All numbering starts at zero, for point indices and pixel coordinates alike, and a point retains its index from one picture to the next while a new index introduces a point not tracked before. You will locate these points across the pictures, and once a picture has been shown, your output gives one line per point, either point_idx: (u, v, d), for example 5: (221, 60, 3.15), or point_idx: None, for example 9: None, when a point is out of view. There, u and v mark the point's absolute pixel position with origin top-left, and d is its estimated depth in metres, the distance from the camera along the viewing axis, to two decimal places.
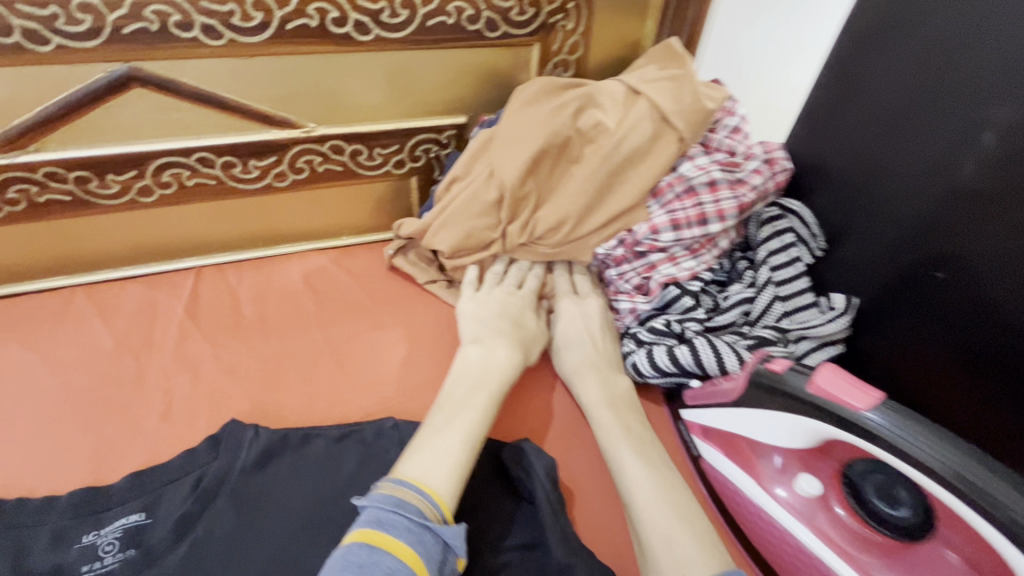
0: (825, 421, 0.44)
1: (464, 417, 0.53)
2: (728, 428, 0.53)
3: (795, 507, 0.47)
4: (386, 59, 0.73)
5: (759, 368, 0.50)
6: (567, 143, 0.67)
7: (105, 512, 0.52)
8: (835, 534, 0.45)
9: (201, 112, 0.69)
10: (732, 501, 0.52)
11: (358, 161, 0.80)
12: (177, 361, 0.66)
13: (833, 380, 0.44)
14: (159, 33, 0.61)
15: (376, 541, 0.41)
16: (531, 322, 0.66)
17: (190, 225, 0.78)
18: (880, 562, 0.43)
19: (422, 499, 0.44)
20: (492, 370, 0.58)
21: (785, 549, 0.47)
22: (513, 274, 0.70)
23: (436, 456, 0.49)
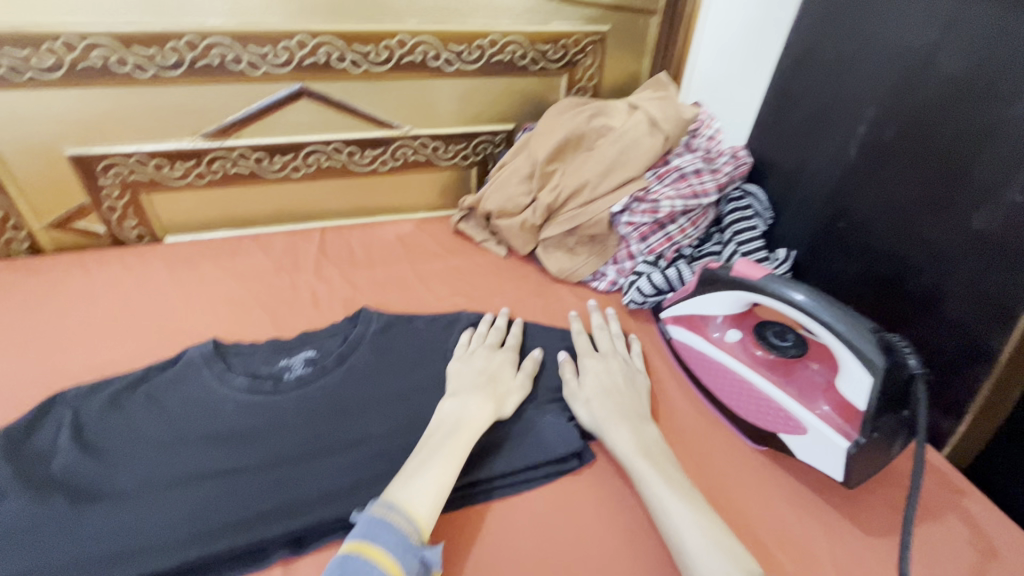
0: (742, 290, 0.70)
1: (443, 457, 0.61)
2: (686, 310, 0.79)
3: (725, 346, 0.73)
4: (463, 83, 1.06)
5: (704, 269, 0.76)
6: (583, 136, 0.97)
7: (289, 349, 0.80)
8: (749, 360, 0.71)
9: (340, 115, 1.03)
10: (689, 355, 0.78)
11: (436, 154, 1.13)
12: (316, 279, 0.98)
13: (748, 266, 0.70)
14: (324, 63, 0.97)
15: (369, 553, 0.51)
16: (507, 376, 0.76)
17: (319, 196, 1.11)
18: (775, 371, 0.69)
19: (408, 524, 0.54)
20: (467, 420, 0.67)
21: (720, 374, 0.73)
22: (494, 332, 0.83)
23: (426, 491, 0.57)
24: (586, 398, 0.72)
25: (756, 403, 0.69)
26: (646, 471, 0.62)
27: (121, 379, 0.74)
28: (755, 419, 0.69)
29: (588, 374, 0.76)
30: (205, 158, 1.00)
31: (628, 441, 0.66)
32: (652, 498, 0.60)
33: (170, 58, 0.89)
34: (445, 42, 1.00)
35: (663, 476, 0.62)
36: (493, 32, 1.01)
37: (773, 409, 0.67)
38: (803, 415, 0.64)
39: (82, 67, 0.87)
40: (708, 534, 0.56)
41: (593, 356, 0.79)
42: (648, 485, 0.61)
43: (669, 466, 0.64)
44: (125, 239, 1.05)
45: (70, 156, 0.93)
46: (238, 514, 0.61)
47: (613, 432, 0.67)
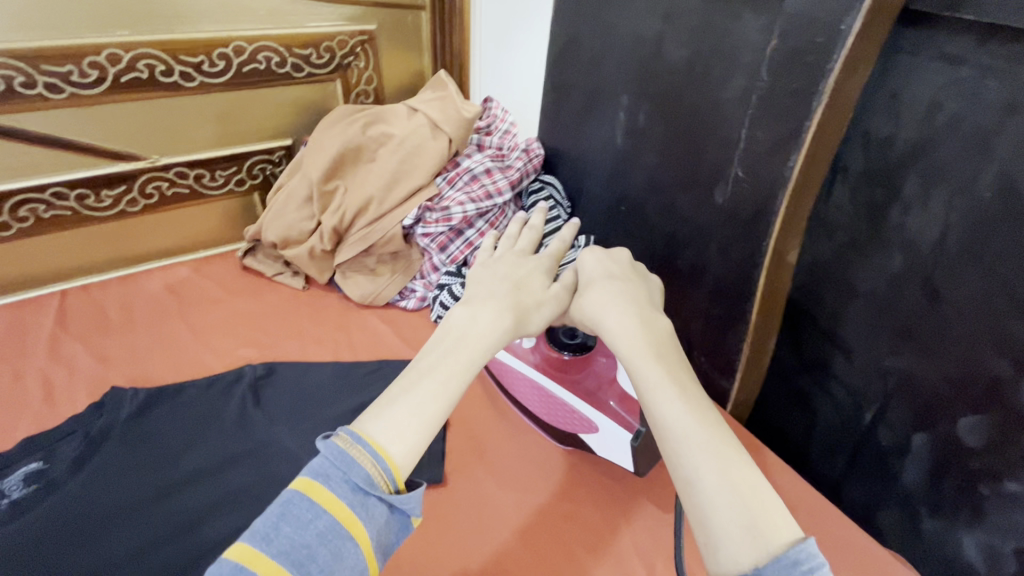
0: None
1: (434, 380, 0.47)
2: None
3: (522, 354, 0.71)
4: (214, 99, 0.91)
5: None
6: (361, 147, 0.89)
7: (3, 467, 0.63)
8: (545, 364, 0.69)
9: (52, 153, 0.83)
10: (494, 366, 0.75)
11: (202, 184, 0.97)
12: (52, 360, 0.78)
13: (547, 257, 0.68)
14: (6, 91, 0.77)
15: (319, 498, 0.39)
16: (538, 285, 0.60)
17: (50, 254, 0.89)
18: (569, 371, 0.68)
19: (376, 463, 0.41)
20: (478, 339, 0.51)
21: (522, 383, 0.71)
22: (526, 235, 0.68)
23: (401, 423, 0.43)
24: (582, 292, 0.59)
25: (556, 406, 0.68)
26: (655, 375, 0.49)
27: None
28: (557, 421, 0.69)
29: (589, 260, 0.62)
30: None
31: (633, 337, 0.53)
32: (654, 407, 0.48)
33: None
34: (174, 54, 0.85)
35: (674, 381, 0.49)
36: (235, 38, 0.89)
37: (569, 412, 0.67)
38: (592, 414, 0.64)
39: None
40: (714, 457, 0.43)
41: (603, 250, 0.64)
42: (650, 395, 0.49)
43: (686, 375, 0.51)
44: None
45: None
46: None
47: (610, 323, 0.55)
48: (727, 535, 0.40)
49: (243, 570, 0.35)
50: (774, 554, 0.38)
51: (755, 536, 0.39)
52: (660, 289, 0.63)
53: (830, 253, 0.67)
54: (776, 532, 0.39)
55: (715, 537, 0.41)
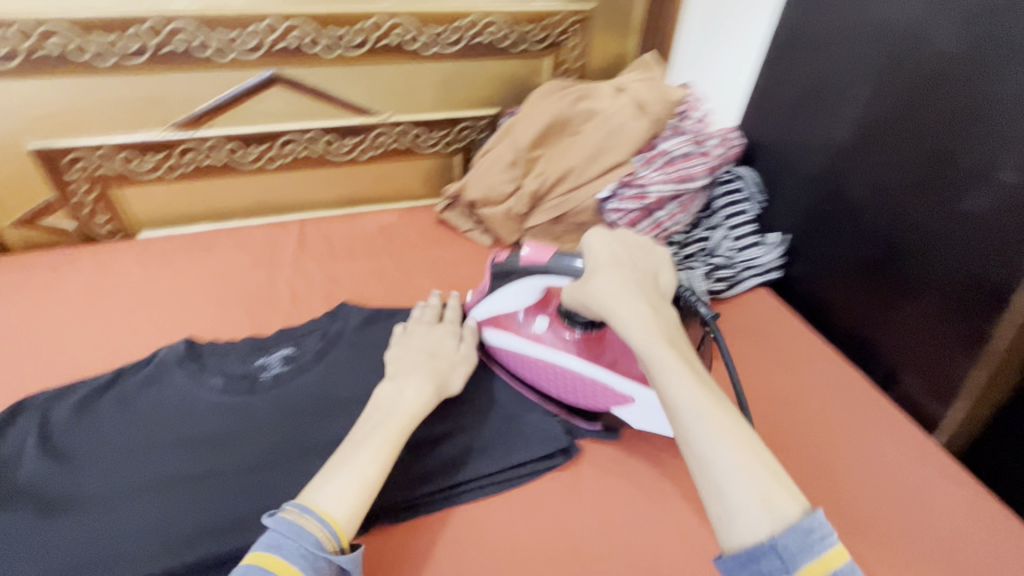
0: (534, 275, 0.68)
1: (370, 449, 0.59)
2: (489, 311, 0.76)
3: (540, 338, 0.73)
4: (441, 66, 1.02)
5: (492, 262, 0.73)
6: (568, 120, 0.94)
7: (266, 348, 0.78)
8: (568, 344, 0.72)
9: (316, 103, 0.99)
10: (506, 356, 0.77)
11: (418, 142, 1.09)
12: (296, 273, 0.95)
13: (529, 249, 0.68)
14: (296, 48, 0.92)
15: (269, 564, 0.49)
16: (448, 349, 0.74)
17: (297, 187, 1.07)
18: (585, 347, 0.71)
19: (320, 528, 0.52)
20: (402, 406, 0.64)
21: (542, 368, 0.74)
22: (430, 306, 0.80)
23: (343, 488, 0.55)
24: (585, 279, 0.60)
25: (588, 384, 0.71)
26: (670, 360, 0.52)
27: (88, 383, 0.71)
28: (592, 400, 0.73)
29: (593, 244, 0.63)
30: (176, 148, 0.96)
31: (645, 322, 0.55)
32: (668, 393, 0.51)
33: (133, 45, 0.85)
34: (422, 25, 0.96)
35: (685, 369, 0.52)
36: (471, 13, 0.97)
37: (604, 390, 0.71)
38: (631, 387, 0.69)
39: (38, 56, 0.83)
40: (730, 437, 0.47)
41: (604, 233, 0.63)
42: (668, 381, 0.51)
43: (694, 359, 0.54)
44: (96, 235, 1.02)
45: (34, 151, 0.90)
46: (211, 519, 0.59)
47: (620, 307, 0.56)
48: (744, 509, 0.44)
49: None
50: (790, 524, 0.43)
51: (769, 508, 0.44)
52: (667, 263, 0.63)
53: (1006, 276, 0.63)
54: (786, 505, 0.44)
55: (733, 510, 0.44)
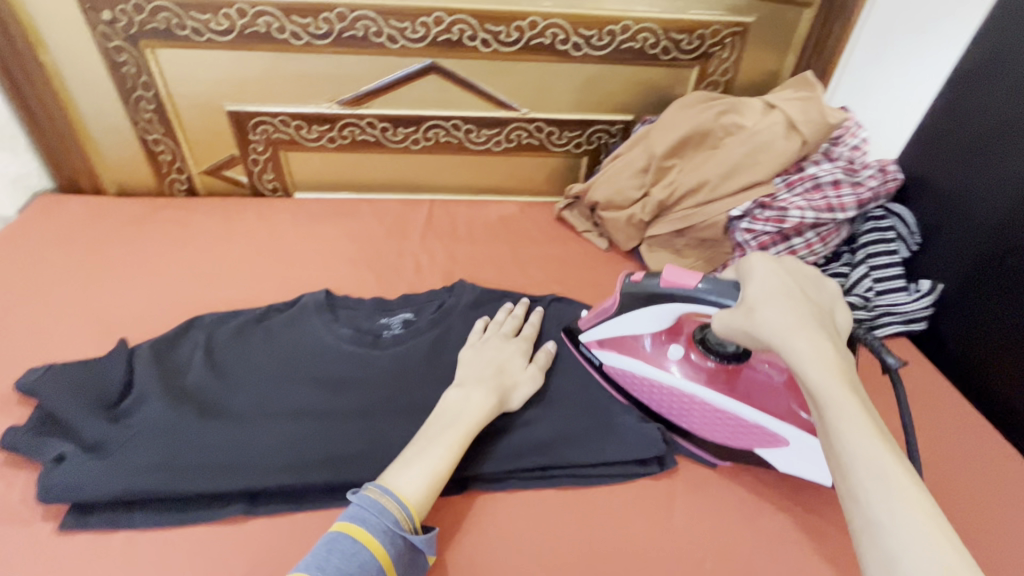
0: (676, 300, 0.65)
1: (440, 447, 0.62)
2: (613, 334, 0.74)
3: (670, 367, 0.72)
4: (586, 68, 1.04)
5: (627, 282, 0.69)
6: (709, 133, 0.92)
7: (390, 309, 0.85)
8: (701, 374, 0.71)
9: (464, 94, 1.06)
10: (628, 382, 0.74)
11: (550, 140, 1.12)
12: (421, 247, 1.02)
13: (676, 273, 0.64)
14: (457, 41, 0.99)
15: (358, 536, 0.53)
16: (517, 366, 0.75)
17: (432, 169, 1.15)
18: (723, 379, 0.70)
19: (400, 510, 0.56)
20: (471, 411, 0.66)
21: (670, 396, 0.72)
22: (510, 320, 0.81)
23: (417, 477, 0.59)
24: (749, 305, 0.57)
25: (718, 417, 0.69)
26: (851, 409, 0.48)
27: (245, 313, 0.83)
28: (722, 438, 0.70)
29: (761, 269, 0.59)
30: (338, 123, 1.08)
31: (827, 362, 0.51)
32: (845, 439, 0.47)
33: (322, 28, 0.96)
34: (576, 27, 0.98)
35: (868, 423, 0.47)
36: (626, 17, 0.97)
37: (742, 425, 0.68)
38: (782, 429, 0.66)
39: (249, 32, 0.96)
40: (912, 505, 0.43)
41: (769, 258, 0.60)
42: (844, 433, 0.47)
43: (876, 413, 0.49)
44: (261, 191, 1.18)
45: (229, 112, 1.06)
46: (329, 450, 0.66)
47: (799, 343, 0.52)
48: (913, 573, 0.40)
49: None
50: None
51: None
52: (841, 298, 0.60)
53: None
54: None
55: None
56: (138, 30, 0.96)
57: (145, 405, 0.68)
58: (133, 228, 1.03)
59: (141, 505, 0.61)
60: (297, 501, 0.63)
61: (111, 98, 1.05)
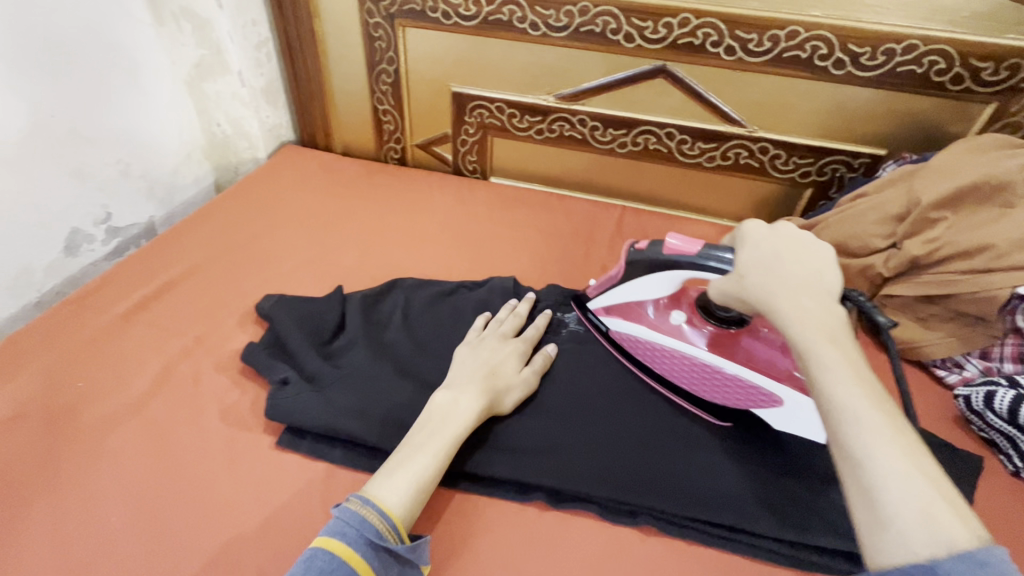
0: (681, 268, 0.66)
1: (427, 455, 0.59)
2: (620, 300, 0.76)
3: (662, 328, 0.74)
4: (841, 90, 0.91)
5: (631, 249, 0.72)
6: (1005, 186, 0.73)
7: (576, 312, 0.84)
8: (702, 339, 0.71)
9: (688, 102, 0.99)
10: (635, 347, 0.76)
11: (773, 164, 1.01)
12: (609, 253, 0.99)
13: (677, 241, 0.66)
14: (698, 45, 0.92)
15: (337, 552, 0.50)
16: (511, 371, 0.71)
17: (631, 175, 1.11)
18: (720, 341, 0.71)
19: (383, 521, 0.53)
20: (457, 418, 0.63)
21: (667, 359, 0.73)
22: (510, 320, 0.77)
23: (400, 483, 0.56)
24: (740, 273, 0.57)
25: (710, 377, 0.70)
26: (831, 357, 0.48)
27: (442, 284, 0.87)
28: (710, 396, 0.70)
29: (753, 233, 0.59)
30: (550, 116, 1.08)
31: (809, 319, 0.51)
32: (824, 394, 0.47)
33: (562, 20, 0.96)
34: (846, 41, 0.85)
35: (859, 383, 0.46)
36: (915, 36, 0.82)
37: (744, 388, 0.68)
38: (778, 388, 0.66)
39: (493, 19, 1.00)
40: (893, 447, 0.43)
41: (760, 225, 0.59)
42: (825, 379, 0.47)
43: (856, 357, 0.49)
44: (462, 170, 1.24)
45: (454, 93, 1.12)
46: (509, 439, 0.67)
47: (783, 304, 0.53)
48: (898, 526, 0.40)
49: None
50: (957, 551, 0.38)
51: (930, 521, 0.39)
52: (832, 261, 0.55)
53: None
54: (949, 524, 0.39)
55: (886, 520, 0.41)
56: (396, 10, 1.05)
57: (351, 352, 0.75)
58: (354, 187, 1.15)
59: (341, 443, 0.66)
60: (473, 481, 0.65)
61: (359, 69, 1.17)
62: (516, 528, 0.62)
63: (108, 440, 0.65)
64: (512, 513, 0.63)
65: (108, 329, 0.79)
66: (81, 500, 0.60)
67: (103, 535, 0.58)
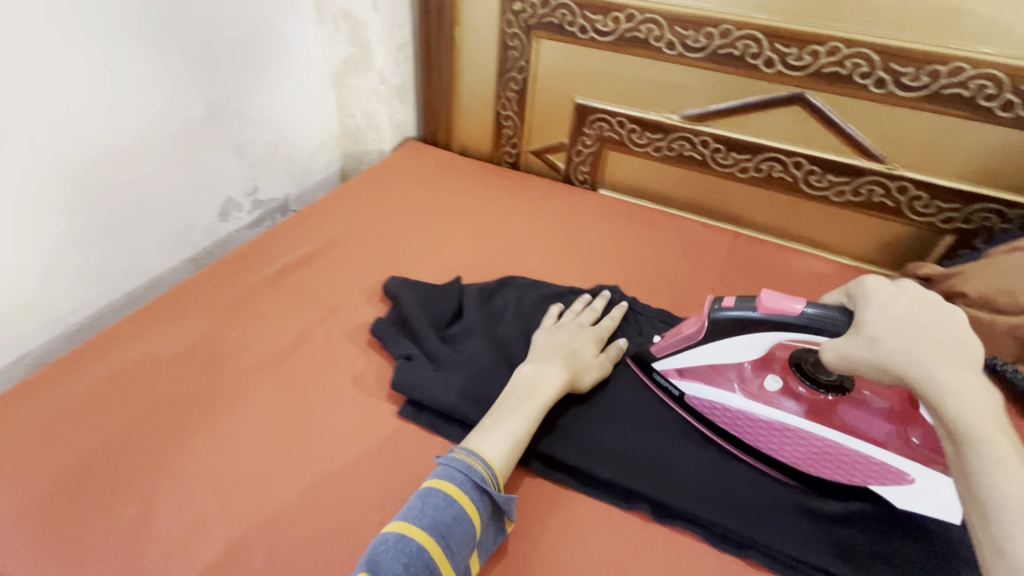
0: (776, 329, 0.61)
1: (518, 416, 0.64)
2: (699, 366, 0.70)
3: (762, 399, 0.68)
4: (1002, 134, 0.85)
5: (716, 308, 0.65)
6: None
7: None
8: (806, 410, 0.66)
9: (823, 133, 0.96)
10: (722, 418, 0.69)
11: (910, 205, 0.96)
12: (718, 277, 0.98)
13: (775, 300, 0.61)
14: (844, 75, 0.89)
15: (449, 491, 0.56)
16: (589, 353, 0.75)
17: (746, 202, 1.09)
18: (827, 412, 0.65)
19: (487, 469, 0.58)
20: (543, 387, 0.67)
21: (768, 434, 0.66)
22: (587, 310, 0.82)
23: (498, 441, 0.62)
24: (871, 335, 0.54)
25: (820, 450, 0.64)
26: (997, 450, 0.46)
27: (552, 286, 0.90)
28: (814, 468, 0.64)
29: (879, 292, 0.56)
30: (671, 135, 1.08)
31: (969, 401, 0.49)
32: (985, 484, 0.46)
33: (700, 42, 0.96)
34: (1018, 83, 0.80)
35: (1008, 465, 0.46)
36: None
37: (858, 464, 0.62)
38: (901, 463, 0.60)
39: (629, 36, 1.02)
40: None
41: (885, 283, 0.57)
42: (984, 465, 0.46)
43: (1011, 440, 0.47)
44: (572, 179, 1.26)
45: (577, 105, 1.15)
46: (608, 441, 0.69)
47: (933, 376, 0.50)
48: None
49: (404, 536, 0.52)
50: None
51: None
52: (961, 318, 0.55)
53: None
54: None
55: None
56: (535, 22, 1.10)
57: (467, 339, 0.79)
58: (471, 185, 1.21)
59: (455, 423, 0.70)
60: (572, 478, 0.67)
61: (489, 74, 1.24)
62: (616, 532, 0.63)
63: (257, 385, 0.74)
64: (613, 516, 0.64)
65: (257, 288, 0.89)
66: (233, 433, 0.68)
67: (249, 467, 0.65)
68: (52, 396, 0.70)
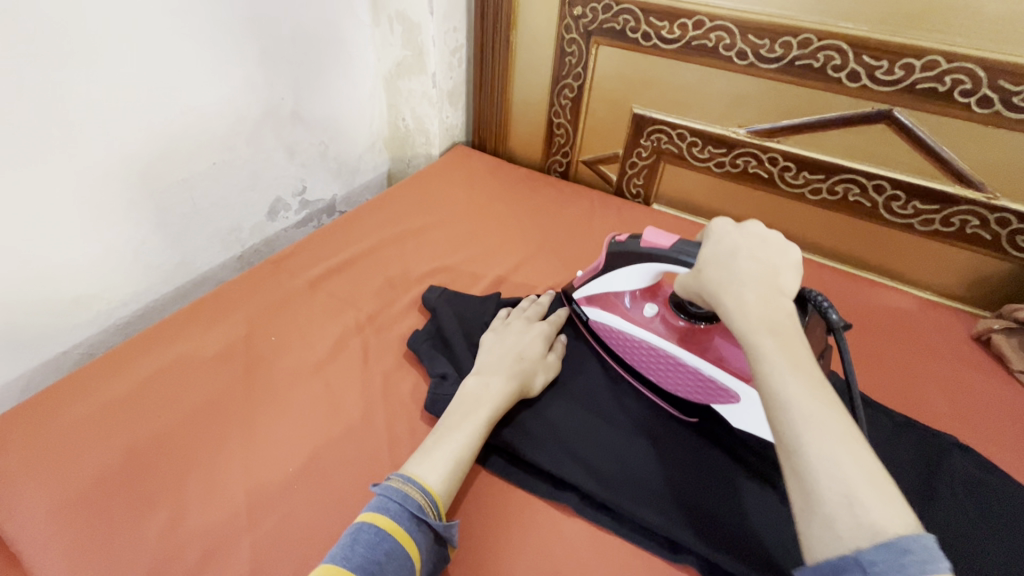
0: (655, 261, 0.64)
1: (461, 434, 0.61)
2: (598, 291, 0.75)
3: (630, 316, 0.72)
4: None
5: (613, 242, 0.70)
6: None
7: None
8: (665, 330, 0.69)
9: (912, 155, 0.87)
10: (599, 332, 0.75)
11: (1012, 240, 0.86)
12: None
13: (654, 233, 0.64)
14: (942, 93, 0.80)
15: (382, 525, 0.51)
16: (537, 352, 0.73)
17: (816, 226, 1.01)
18: (690, 337, 0.68)
19: (423, 495, 0.55)
20: (487, 399, 0.65)
21: (635, 349, 0.72)
22: (532, 307, 0.81)
23: (434, 461, 0.58)
24: (699, 268, 0.55)
25: (661, 360, 0.69)
26: (767, 348, 0.46)
27: None
28: (671, 384, 0.70)
29: (718, 233, 0.56)
30: (736, 150, 1.01)
31: (753, 309, 0.48)
32: (766, 386, 0.44)
33: (776, 52, 0.89)
34: None
35: (792, 368, 0.44)
36: None
37: (706, 383, 0.66)
38: (732, 382, 0.64)
39: (696, 44, 0.96)
40: (842, 449, 0.40)
41: (729, 225, 0.56)
42: (770, 373, 0.44)
43: (798, 348, 0.46)
44: (624, 192, 1.21)
45: (634, 114, 1.09)
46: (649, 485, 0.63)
47: (728, 298, 0.50)
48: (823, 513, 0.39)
49: None
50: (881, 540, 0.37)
51: (858, 514, 0.38)
52: (793, 250, 0.54)
53: None
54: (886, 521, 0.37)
55: (818, 508, 0.39)
56: (596, 27, 1.06)
57: None
58: (518, 194, 1.17)
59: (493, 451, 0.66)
60: (614, 523, 0.61)
61: (543, 80, 1.20)
62: None
63: (290, 393, 0.73)
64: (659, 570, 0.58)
65: (299, 292, 0.88)
66: (265, 443, 0.67)
67: (280, 481, 0.63)
68: (96, 391, 0.70)
